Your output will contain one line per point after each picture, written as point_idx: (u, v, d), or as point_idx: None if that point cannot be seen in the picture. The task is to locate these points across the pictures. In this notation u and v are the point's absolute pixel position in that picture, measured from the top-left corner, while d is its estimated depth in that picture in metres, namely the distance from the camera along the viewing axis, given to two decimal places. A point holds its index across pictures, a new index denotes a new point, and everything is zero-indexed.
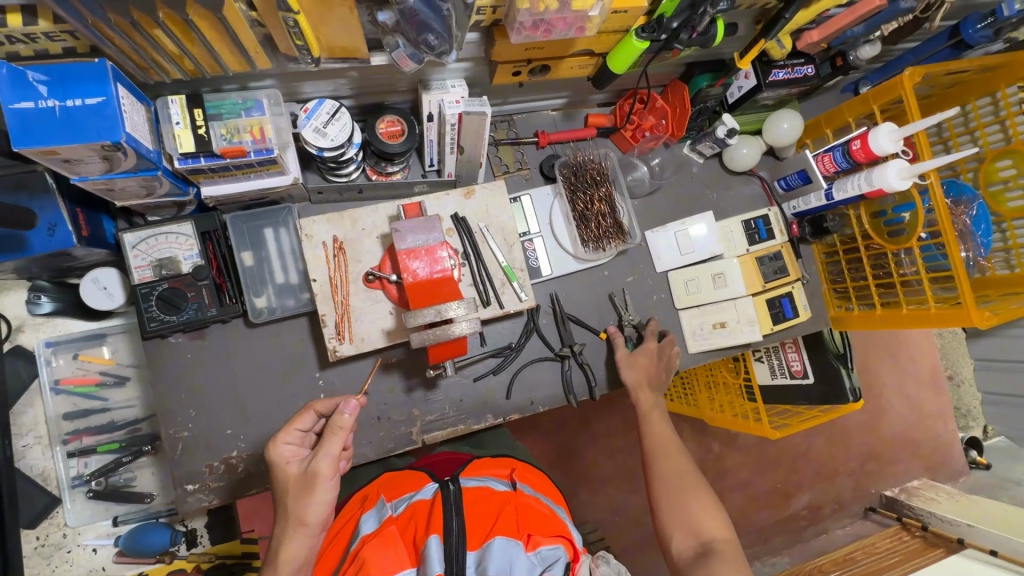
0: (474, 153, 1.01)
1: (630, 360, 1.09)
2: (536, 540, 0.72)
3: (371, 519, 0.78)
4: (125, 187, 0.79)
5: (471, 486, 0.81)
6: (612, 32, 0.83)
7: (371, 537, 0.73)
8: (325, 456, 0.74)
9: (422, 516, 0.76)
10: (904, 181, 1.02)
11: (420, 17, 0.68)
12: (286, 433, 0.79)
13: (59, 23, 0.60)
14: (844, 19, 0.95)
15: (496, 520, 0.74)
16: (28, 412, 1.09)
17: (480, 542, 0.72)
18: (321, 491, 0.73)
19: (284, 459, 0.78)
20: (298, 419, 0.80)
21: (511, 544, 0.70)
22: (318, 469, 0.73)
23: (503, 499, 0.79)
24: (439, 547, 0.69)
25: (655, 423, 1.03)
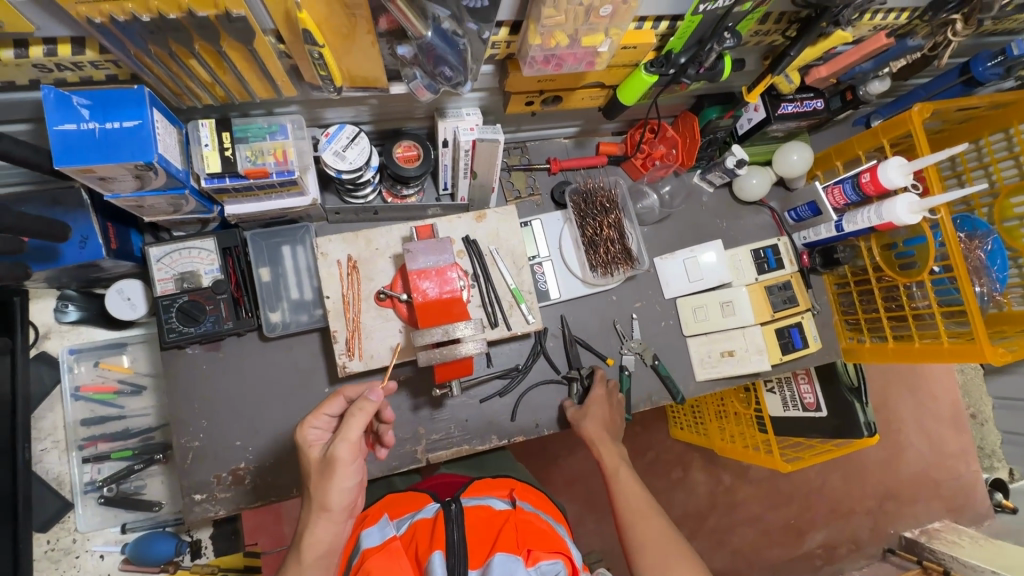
0: (487, 179, 1.04)
1: (583, 412, 1.07)
2: (536, 556, 0.72)
3: (375, 534, 0.79)
4: (154, 204, 0.84)
5: (472, 505, 0.82)
6: (621, 66, 0.86)
7: (375, 551, 0.74)
8: (344, 440, 0.67)
9: (424, 534, 0.78)
10: (914, 215, 1.02)
11: (436, 52, 0.72)
12: (314, 416, 0.75)
13: (103, 53, 0.64)
14: (851, 56, 0.97)
15: (497, 537, 0.75)
16: (48, 417, 1.12)
17: (481, 560, 0.73)
18: (341, 475, 0.68)
19: (307, 441, 0.74)
20: (328, 403, 0.75)
21: (510, 560, 0.70)
22: (337, 454, 0.68)
23: (504, 517, 0.80)
24: (442, 562, 0.71)
25: (622, 478, 1.00)
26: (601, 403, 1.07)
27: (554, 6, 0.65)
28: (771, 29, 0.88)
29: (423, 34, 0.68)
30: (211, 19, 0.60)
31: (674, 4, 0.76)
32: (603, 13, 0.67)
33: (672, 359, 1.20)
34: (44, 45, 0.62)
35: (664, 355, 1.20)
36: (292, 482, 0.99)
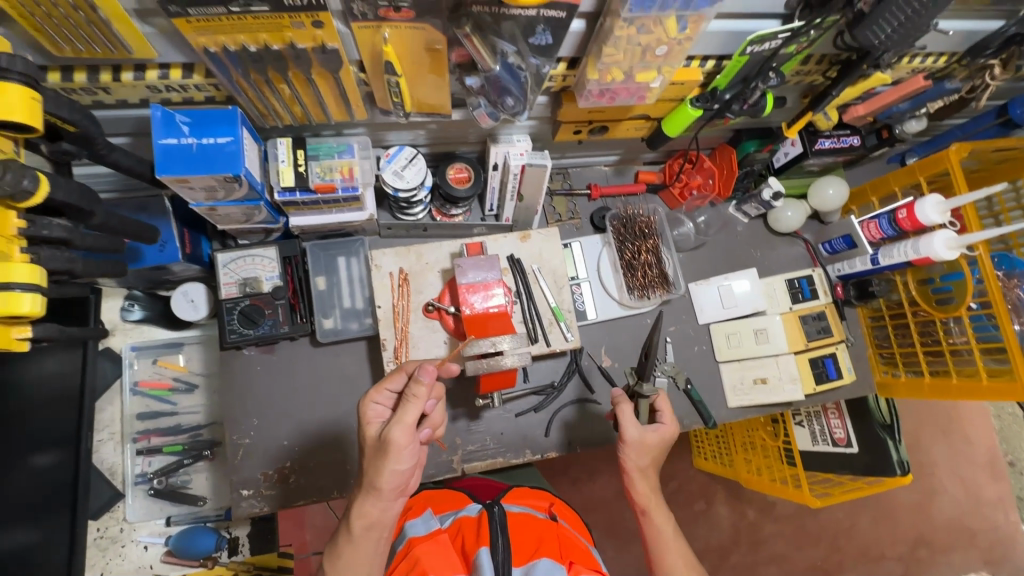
0: (532, 202, 1.09)
1: (640, 444, 0.93)
2: (577, 568, 0.74)
3: (420, 525, 0.82)
4: (229, 212, 0.91)
5: (515, 512, 0.84)
6: (669, 100, 0.91)
7: (423, 539, 0.77)
8: (400, 424, 0.69)
9: (470, 530, 0.81)
10: (951, 251, 1.04)
11: (501, 83, 0.78)
12: (376, 392, 0.77)
13: (208, 77, 0.72)
14: (889, 96, 1.01)
15: (540, 544, 0.77)
16: (107, 410, 1.19)
17: (525, 560, 0.75)
18: (393, 458, 0.69)
19: (367, 417, 0.76)
20: (391, 379, 0.77)
21: (555, 567, 0.72)
22: (390, 438, 0.68)
23: (545, 527, 0.82)
24: (488, 558, 0.73)
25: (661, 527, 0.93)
26: (660, 438, 0.94)
27: (614, 46, 0.71)
28: (812, 69, 0.92)
29: (492, 67, 0.74)
30: (308, 50, 0.67)
31: (722, 45, 0.81)
32: (659, 53, 0.73)
33: (704, 384, 1.22)
34: (159, 69, 0.70)
35: (696, 380, 1.22)
36: (334, 484, 1.03)
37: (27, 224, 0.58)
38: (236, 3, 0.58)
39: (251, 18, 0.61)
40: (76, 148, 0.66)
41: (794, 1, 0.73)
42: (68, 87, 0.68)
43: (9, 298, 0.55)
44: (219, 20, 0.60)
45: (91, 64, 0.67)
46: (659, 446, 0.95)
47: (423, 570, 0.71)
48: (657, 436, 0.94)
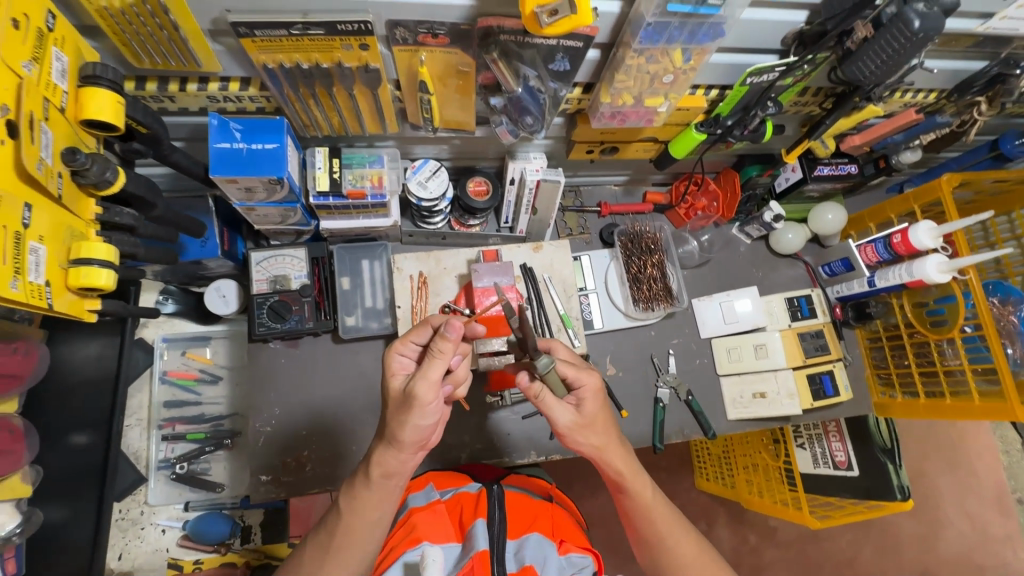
0: (545, 215, 1.17)
1: (579, 424, 0.88)
2: (567, 546, 0.87)
3: (420, 496, 0.94)
4: (267, 213, 0.99)
5: (513, 491, 0.95)
6: (675, 125, 0.99)
7: (421, 509, 0.90)
8: (424, 379, 0.72)
9: (468, 504, 0.92)
10: (943, 275, 1.10)
11: (522, 103, 0.86)
12: (401, 345, 0.82)
13: (262, 90, 0.81)
14: (884, 128, 1.08)
15: (533, 520, 0.90)
16: (137, 397, 1.26)
17: (519, 533, 0.87)
18: (418, 413, 0.73)
19: (393, 369, 0.81)
20: (415, 332, 0.81)
21: (545, 542, 0.85)
22: (415, 392, 0.72)
23: (538, 506, 0.93)
24: (484, 528, 0.85)
25: (637, 493, 0.92)
26: (596, 406, 0.88)
27: (625, 73, 0.79)
28: (809, 101, 1.00)
29: (515, 89, 0.82)
30: (353, 69, 0.76)
31: (723, 75, 0.89)
32: (666, 81, 0.81)
33: (706, 396, 1.26)
34: (220, 81, 0.79)
35: (697, 392, 1.26)
36: (346, 475, 1.08)
37: (102, 211, 0.66)
38: (296, 27, 0.67)
39: (307, 40, 0.69)
40: (145, 148, 0.74)
41: (789, 39, 0.81)
42: (140, 95, 0.77)
43: (89, 272, 0.60)
44: (281, 41, 0.69)
45: (162, 75, 0.76)
46: (600, 415, 0.88)
47: (418, 536, 0.84)
48: (588, 406, 0.87)
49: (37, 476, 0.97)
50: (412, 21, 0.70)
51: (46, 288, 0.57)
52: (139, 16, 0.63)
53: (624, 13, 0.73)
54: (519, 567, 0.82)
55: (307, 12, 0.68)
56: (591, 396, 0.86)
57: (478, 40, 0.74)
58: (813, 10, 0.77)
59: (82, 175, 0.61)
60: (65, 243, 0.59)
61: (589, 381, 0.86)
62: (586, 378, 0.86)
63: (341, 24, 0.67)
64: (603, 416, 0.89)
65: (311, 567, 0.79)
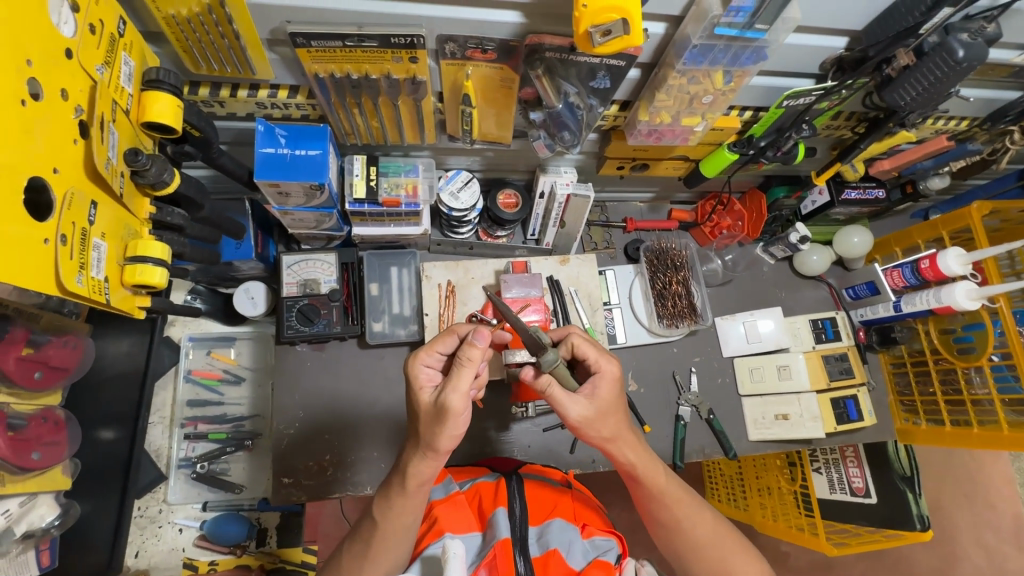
0: (573, 228, 1.17)
1: (595, 416, 0.82)
2: (590, 531, 0.88)
3: (440, 490, 0.94)
4: (303, 218, 1.00)
5: (531, 479, 0.95)
6: (708, 144, 1.00)
7: (442, 502, 0.90)
8: (456, 391, 0.72)
9: (488, 494, 0.92)
10: (973, 302, 1.10)
11: (561, 118, 0.88)
12: (426, 355, 0.81)
13: (309, 98, 0.83)
14: (914, 155, 1.08)
15: (555, 506, 0.90)
16: (161, 394, 1.27)
17: (541, 519, 0.88)
18: (451, 424, 0.73)
19: (420, 381, 0.80)
20: (441, 341, 0.82)
21: (568, 527, 0.86)
22: (448, 405, 0.72)
23: (558, 494, 0.93)
24: (505, 516, 0.86)
25: (652, 478, 0.89)
26: (611, 395, 0.84)
27: (666, 93, 0.81)
28: (841, 124, 1.01)
29: (555, 105, 0.84)
30: (401, 80, 0.78)
31: (761, 97, 0.90)
32: (705, 101, 0.82)
33: (727, 415, 1.25)
34: (269, 89, 0.81)
35: (719, 412, 1.25)
36: (367, 480, 1.08)
37: (156, 210, 0.68)
38: (351, 39, 0.69)
39: (359, 52, 0.71)
40: (196, 150, 0.76)
41: (828, 64, 0.82)
42: (193, 99, 0.79)
43: (145, 269, 0.61)
44: (334, 52, 0.71)
45: (214, 81, 0.78)
46: (612, 405, 0.84)
47: (440, 529, 0.85)
48: (601, 392, 0.83)
49: (76, 468, 0.97)
50: (463, 36, 0.72)
51: (104, 284, 0.58)
52: (204, 25, 0.65)
53: (669, 35, 0.74)
54: (543, 551, 0.83)
55: (362, 25, 0.70)
56: (603, 384, 0.83)
57: (524, 57, 0.76)
58: (852, 37, 0.78)
59: (141, 176, 0.63)
60: (124, 241, 0.61)
61: (605, 368, 0.84)
62: (604, 365, 0.85)
63: (394, 37, 0.69)
64: (617, 405, 0.84)
65: (351, 569, 0.82)
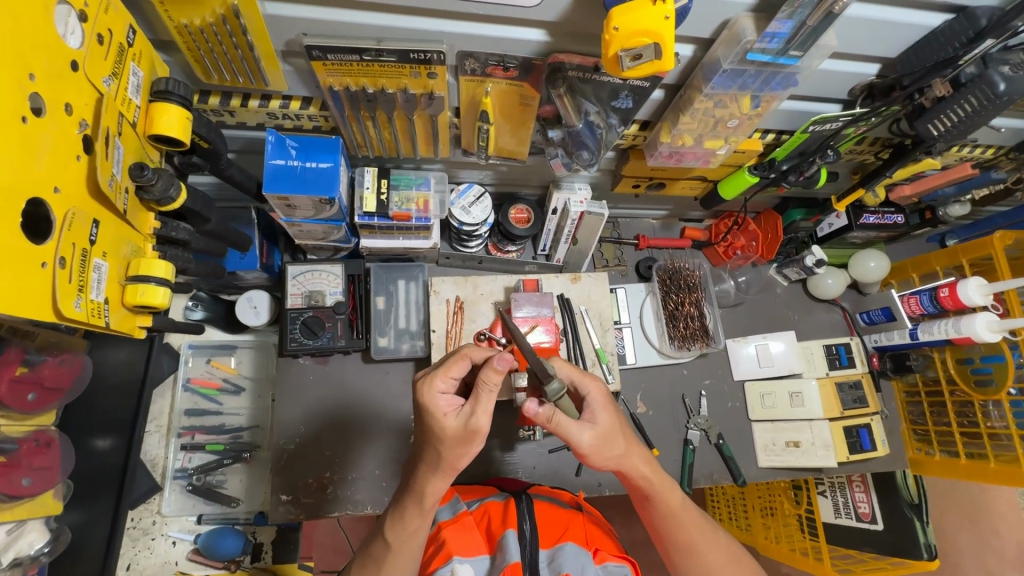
0: (585, 246, 1.14)
1: (603, 438, 0.79)
2: (603, 556, 0.82)
3: (447, 510, 0.90)
4: (310, 229, 0.97)
5: (540, 500, 0.92)
6: (728, 166, 0.97)
7: (450, 523, 0.86)
8: (485, 413, 0.72)
9: (496, 514, 0.88)
10: (994, 334, 1.07)
11: (580, 137, 0.85)
12: (440, 380, 0.75)
13: (321, 110, 0.81)
14: (937, 180, 1.05)
15: (566, 529, 0.86)
16: (158, 402, 1.24)
17: (552, 543, 0.84)
18: (478, 444, 0.73)
19: (440, 409, 0.74)
20: (454, 365, 0.77)
21: (580, 552, 0.81)
22: (478, 427, 0.72)
23: (569, 516, 0.90)
24: (515, 538, 0.82)
25: (665, 497, 0.85)
26: (609, 415, 0.81)
27: (691, 116, 0.79)
28: (864, 150, 0.99)
29: (574, 124, 0.81)
30: (418, 95, 0.75)
31: (786, 121, 0.88)
32: (730, 125, 0.79)
33: (736, 440, 1.22)
34: (282, 100, 0.79)
35: (728, 436, 1.22)
36: (368, 499, 1.05)
37: (161, 226, 0.65)
38: (369, 53, 0.66)
39: (376, 66, 0.69)
40: (203, 162, 0.73)
41: (858, 90, 0.80)
42: (202, 108, 0.77)
43: (147, 290, 0.59)
44: (350, 65, 0.69)
45: (225, 90, 0.76)
46: (616, 425, 0.81)
47: (448, 551, 0.81)
48: (601, 416, 0.80)
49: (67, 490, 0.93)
50: (485, 54, 0.69)
51: (104, 305, 0.55)
52: (216, 36, 0.63)
53: (697, 57, 0.72)
54: None
55: (380, 39, 0.67)
56: (601, 405, 0.81)
57: (546, 76, 0.74)
58: (885, 64, 0.76)
59: (146, 191, 0.60)
60: (124, 258, 0.59)
61: (595, 390, 0.81)
62: (589, 385, 0.82)
63: (413, 53, 0.66)
64: (620, 426, 0.82)
65: None
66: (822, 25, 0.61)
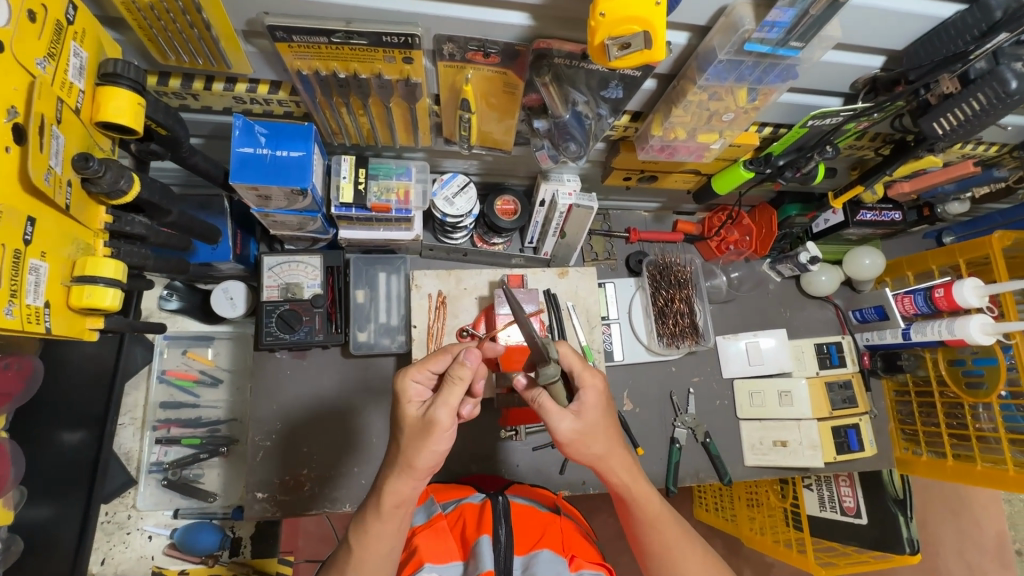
0: (573, 239, 1.10)
1: (585, 434, 0.74)
2: (578, 563, 0.78)
3: (422, 514, 0.88)
4: (284, 220, 0.92)
5: (518, 503, 0.89)
6: (722, 160, 0.93)
7: (423, 528, 0.84)
8: (445, 406, 0.67)
9: (471, 517, 0.86)
10: (987, 336, 1.03)
11: (567, 128, 0.81)
12: (417, 370, 0.73)
13: (292, 95, 0.76)
14: (936, 177, 1.02)
15: (542, 535, 0.83)
16: (132, 394, 1.20)
17: (527, 549, 0.81)
18: (436, 439, 0.68)
19: (407, 395, 0.72)
20: (433, 359, 0.73)
21: (556, 559, 0.78)
22: (434, 419, 0.67)
23: (546, 520, 0.87)
24: (489, 545, 0.79)
25: (643, 499, 0.79)
26: (600, 414, 0.76)
27: (684, 108, 0.74)
28: (864, 145, 0.96)
29: (561, 114, 0.77)
30: (394, 81, 0.70)
31: (785, 115, 0.84)
32: (725, 119, 0.75)
33: (722, 439, 1.20)
34: (248, 83, 0.73)
35: (715, 434, 1.20)
36: (346, 498, 1.03)
37: (113, 219, 0.62)
38: (338, 35, 0.62)
39: (347, 49, 0.64)
40: (163, 150, 0.68)
41: (860, 84, 0.76)
42: (162, 91, 0.72)
43: (94, 291, 0.57)
44: (320, 47, 0.64)
45: (187, 72, 0.71)
46: (603, 424, 0.76)
47: (420, 558, 0.77)
48: (589, 412, 0.74)
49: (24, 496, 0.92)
50: (464, 37, 0.64)
51: (45, 310, 0.54)
52: (168, 12, 0.58)
53: (691, 46, 0.68)
54: None
55: (350, 19, 0.62)
56: (592, 402, 0.74)
57: (531, 62, 0.69)
58: (890, 57, 0.72)
59: (93, 183, 0.57)
60: (69, 258, 0.57)
61: (588, 389, 0.75)
62: (589, 378, 0.76)
63: (387, 35, 0.61)
64: (608, 425, 0.77)
65: None
66: (827, 14, 0.56)
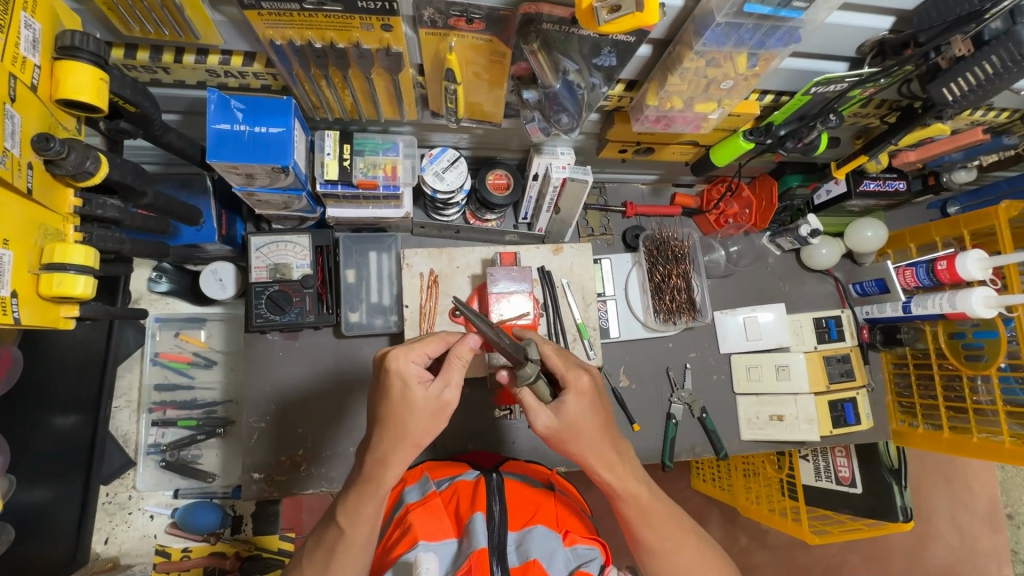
0: (568, 214, 1.07)
1: (571, 427, 0.75)
2: (572, 538, 0.80)
3: (416, 491, 0.88)
4: (269, 199, 0.90)
5: (512, 480, 0.89)
6: (721, 130, 0.89)
7: (417, 506, 0.83)
8: (452, 387, 0.70)
9: (465, 494, 0.86)
10: (989, 309, 1.02)
11: (558, 99, 0.77)
12: (414, 352, 0.71)
13: (267, 67, 0.72)
14: (942, 146, 0.98)
15: (537, 510, 0.84)
16: (127, 376, 1.20)
17: (520, 525, 0.81)
18: (444, 421, 0.70)
19: (409, 377, 0.69)
20: (431, 342, 0.73)
21: (550, 536, 0.78)
22: (448, 401, 0.70)
23: (541, 496, 0.87)
24: (483, 522, 0.78)
25: (638, 486, 0.78)
26: (586, 411, 0.74)
27: (680, 76, 0.70)
28: (870, 112, 0.92)
29: (551, 83, 0.72)
30: (373, 51, 0.66)
31: (786, 81, 0.80)
32: (724, 87, 0.72)
33: (719, 413, 1.20)
34: (221, 55, 0.70)
35: (711, 408, 1.20)
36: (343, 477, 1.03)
37: (83, 203, 0.60)
38: (309, 1, 0.58)
39: (321, 16, 0.60)
40: (134, 128, 0.65)
41: (867, 47, 0.72)
42: (131, 65, 0.68)
43: (63, 279, 0.56)
44: (292, 14, 0.60)
45: (155, 44, 0.67)
46: (588, 421, 0.75)
47: (414, 537, 0.77)
48: (570, 411, 0.74)
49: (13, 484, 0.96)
50: (446, 2, 0.61)
51: (13, 299, 0.53)
52: None
53: (688, 8, 0.63)
54: (522, 560, 0.75)
55: None
56: (579, 397, 0.74)
57: (517, 28, 0.65)
58: (901, 17, 0.67)
59: (57, 166, 0.54)
60: (36, 245, 0.55)
61: (581, 380, 0.75)
62: (573, 377, 0.75)
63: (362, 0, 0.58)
64: (592, 425, 0.75)
65: None
66: None
